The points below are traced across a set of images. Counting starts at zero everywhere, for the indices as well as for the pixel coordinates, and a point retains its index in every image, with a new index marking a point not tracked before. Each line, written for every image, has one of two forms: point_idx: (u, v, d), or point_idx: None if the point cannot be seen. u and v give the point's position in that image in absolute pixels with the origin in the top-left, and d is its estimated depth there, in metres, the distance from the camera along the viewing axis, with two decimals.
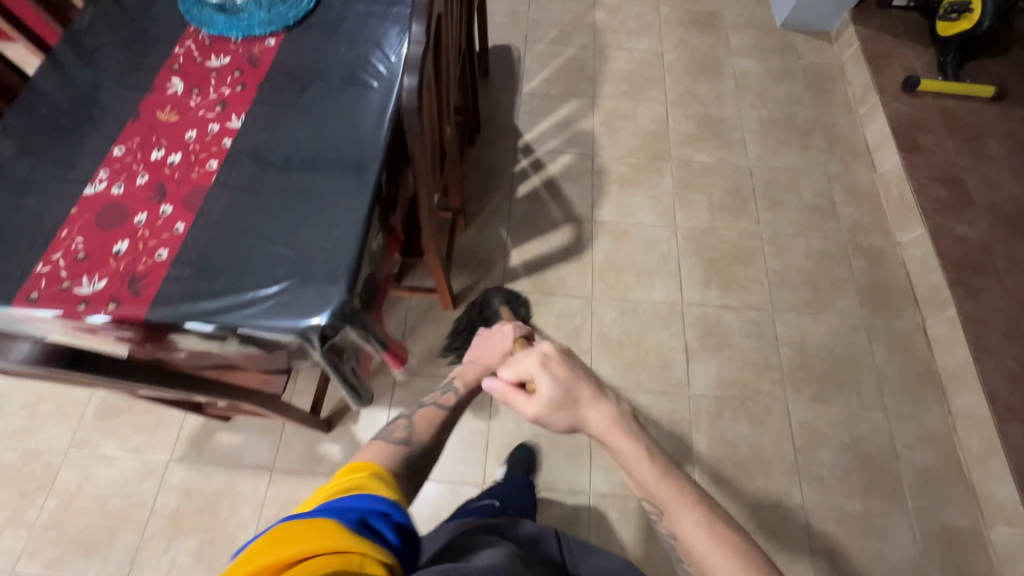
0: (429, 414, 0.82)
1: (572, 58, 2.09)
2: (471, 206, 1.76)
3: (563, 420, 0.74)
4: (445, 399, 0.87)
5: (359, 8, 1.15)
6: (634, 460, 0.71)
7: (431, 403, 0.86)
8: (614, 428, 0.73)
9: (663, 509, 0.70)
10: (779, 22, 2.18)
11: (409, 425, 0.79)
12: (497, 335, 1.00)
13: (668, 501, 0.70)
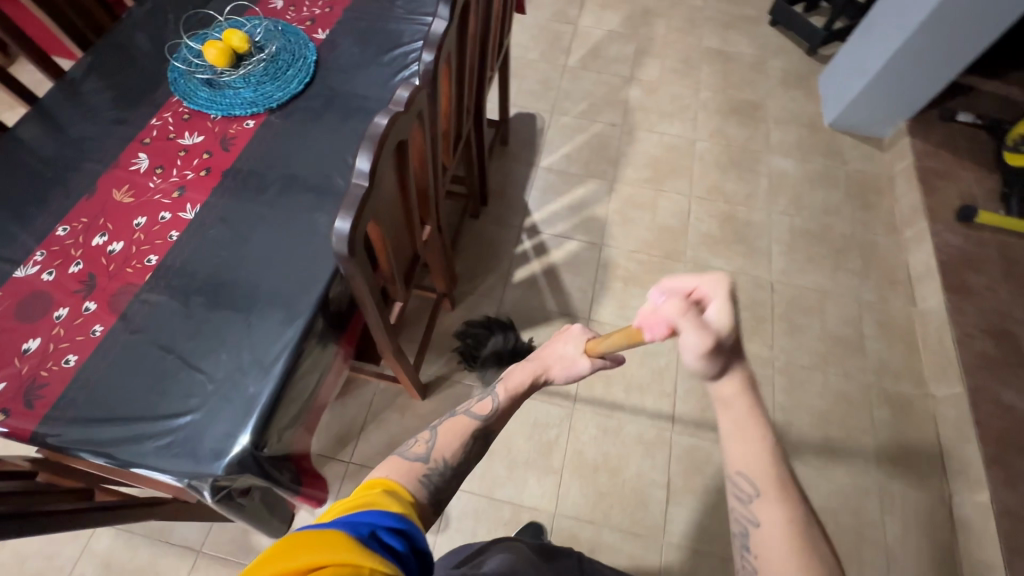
0: (454, 429, 0.75)
1: (598, 135, 1.99)
2: (463, 285, 1.66)
3: (715, 368, 0.57)
4: (479, 408, 0.77)
5: (349, 96, 1.08)
6: (745, 432, 0.57)
7: (463, 412, 0.77)
8: (741, 398, 0.58)
9: (759, 492, 0.55)
10: (827, 121, 2.03)
11: (432, 440, 0.73)
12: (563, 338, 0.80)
13: (769, 484, 0.55)
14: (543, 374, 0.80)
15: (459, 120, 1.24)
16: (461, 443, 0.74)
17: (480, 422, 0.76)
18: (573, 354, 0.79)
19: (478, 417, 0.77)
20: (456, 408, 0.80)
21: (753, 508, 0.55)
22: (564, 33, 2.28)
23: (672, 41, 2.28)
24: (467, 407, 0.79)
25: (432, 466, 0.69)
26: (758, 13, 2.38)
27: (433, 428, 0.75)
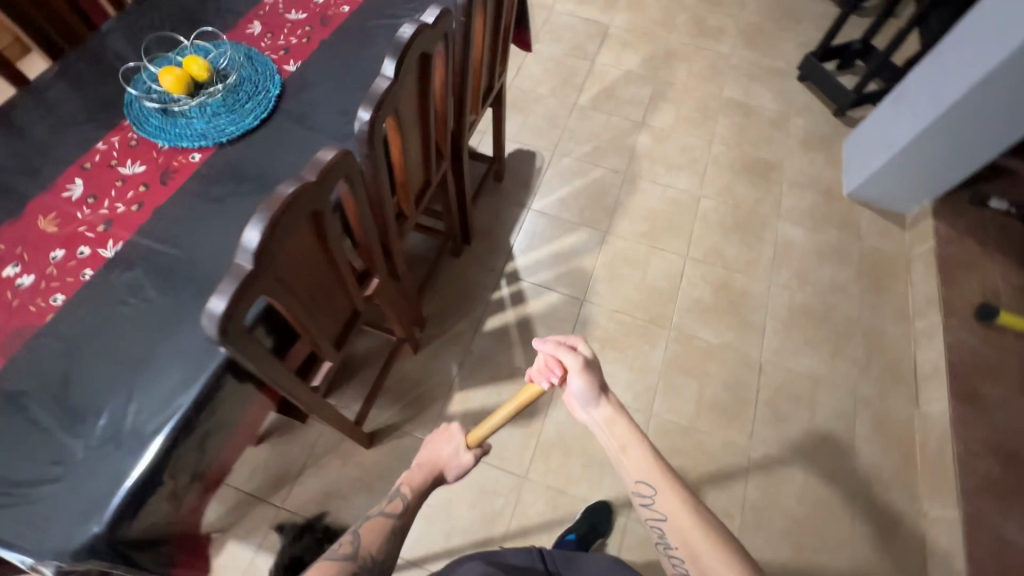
0: (379, 524, 0.84)
1: (598, 181, 1.90)
2: (430, 328, 1.59)
3: (596, 392, 0.82)
4: (392, 505, 0.87)
5: (304, 136, 1.03)
6: (630, 448, 0.79)
7: (376, 513, 0.86)
8: (619, 416, 0.82)
9: (656, 488, 0.76)
10: (846, 190, 1.90)
11: (355, 540, 0.82)
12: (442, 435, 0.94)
13: (660, 479, 0.76)
14: (438, 472, 0.93)
15: (426, 168, 1.18)
16: (384, 537, 0.83)
17: (396, 516, 0.86)
18: (457, 447, 0.94)
19: (393, 516, 0.86)
20: (371, 510, 0.88)
21: (655, 505, 0.75)
22: (580, 69, 2.20)
23: (691, 88, 2.18)
24: (379, 507, 0.88)
25: (362, 560, 0.78)
26: (787, 66, 2.26)
27: (354, 528, 0.84)
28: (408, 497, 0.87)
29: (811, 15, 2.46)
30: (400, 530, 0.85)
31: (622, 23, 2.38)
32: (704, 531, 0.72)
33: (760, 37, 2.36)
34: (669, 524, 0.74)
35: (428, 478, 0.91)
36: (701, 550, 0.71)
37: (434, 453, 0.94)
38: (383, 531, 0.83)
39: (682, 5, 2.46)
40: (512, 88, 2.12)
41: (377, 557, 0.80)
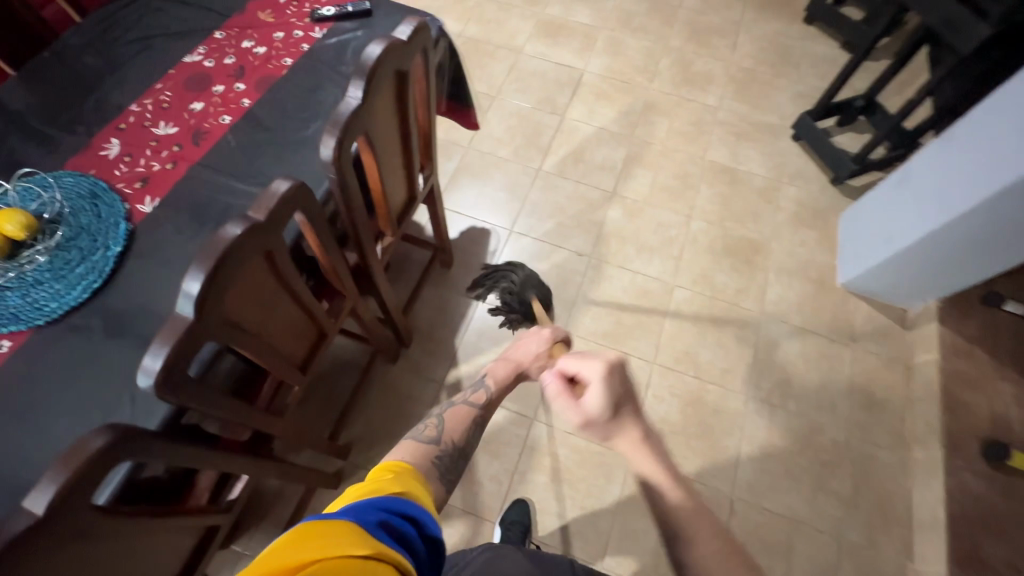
0: (461, 414, 0.85)
1: (559, 265, 1.69)
2: (357, 454, 1.40)
3: (599, 436, 0.76)
4: (476, 397, 0.89)
5: (143, 315, 0.83)
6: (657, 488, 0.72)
7: (463, 402, 0.88)
8: (637, 450, 0.75)
9: (681, 532, 0.70)
10: (841, 279, 1.68)
11: (440, 423, 0.83)
12: (531, 336, 0.96)
13: (692, 527, 0.70)
14: (523, 368, 0.92)
15: (322, 324, 0.96)
16: (465, 426, 0.84)
17: (479, 406, 0.87)
18: (539, 353, 0.93)
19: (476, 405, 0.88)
20: (454, 400, 0.89)
21: (679, 548, 0.70)
22: (547, 127, 1.98)
23: (672, 148, 1.95)
24: (464, 397, 0.90)
25: (445, 444, 0.79)
26: (779, 123, 2.02)
27: (441, 412, 0.86)
28: (492, 391, 0.88)
29: (810, 60, 2.21)
30: (480, 422, 0.87)
31: (598, 69, 2.14)
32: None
33: (751, 86, 2.12)
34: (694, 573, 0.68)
35: (512, 375, 0.91)
36: None
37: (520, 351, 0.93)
38: (464, 421, 0.84)
39: (666, 47, 2.21)
40: (470, 150, 1.91)
41: (460, 444, 0.81)
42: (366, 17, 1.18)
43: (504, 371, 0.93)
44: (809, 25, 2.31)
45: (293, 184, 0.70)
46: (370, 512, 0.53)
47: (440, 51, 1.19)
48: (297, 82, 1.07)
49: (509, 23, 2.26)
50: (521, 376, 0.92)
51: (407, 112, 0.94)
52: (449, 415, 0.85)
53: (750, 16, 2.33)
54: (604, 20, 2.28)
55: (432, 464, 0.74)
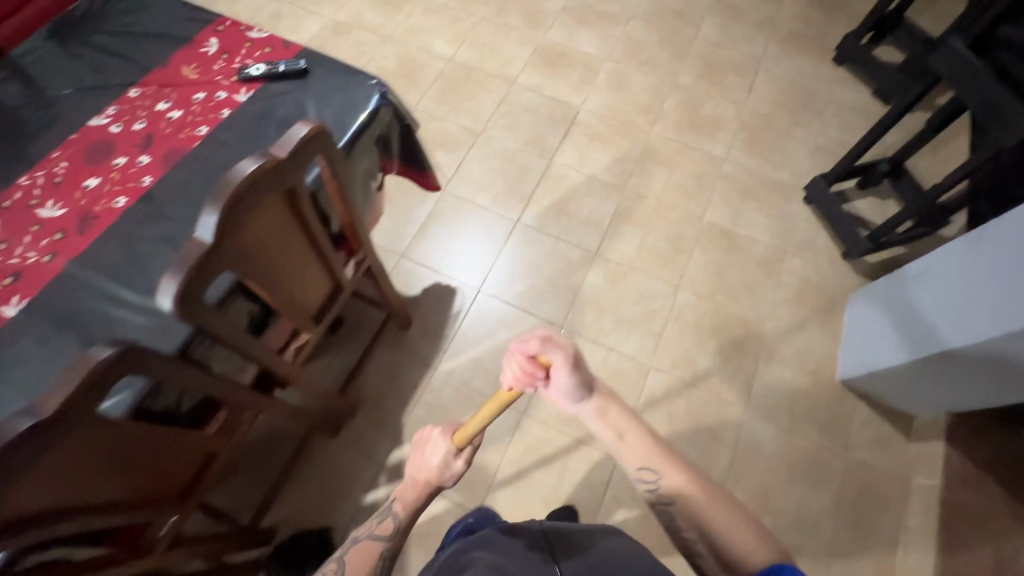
0: (365, 550, 0.79)
1: (527, 335, 1.55)
2: (283, 539, 1.30)
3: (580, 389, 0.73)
4: (382, 527, 0.81)
5: None
6: (627, 434, 0.74)
7: (366, 536, 0.81)
8: (610, 402, 0.75)
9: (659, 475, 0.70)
10: (842, 375, 1.49)
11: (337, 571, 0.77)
12: (423, 445, 0.83)
13: (660, 462, 0.71)
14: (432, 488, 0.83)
15: (208, 450, 0.88)
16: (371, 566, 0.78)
17: (385, 540, 0.80)
18: (443, 460, 0.81)
19: (382, 537, 0.81)
20: (358, 533, 0.83)
21: (662, 490, 0.70)
22: (533, 171, 1.82)
23: (668, 204, 1.77)
24: (369, 528, 0.82)
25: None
26: (792, 181, 1.82)
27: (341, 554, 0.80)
28: (398, 518, 0.81)
29: (835, 108, 1.98)
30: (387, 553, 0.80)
31: (596, 107, 1.96)
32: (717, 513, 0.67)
33: (765, 135, 1.91)
34: (683, 501, 0.68)
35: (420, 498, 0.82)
36: (735, 532, 0.64)
37: (420, 469, 0.82)
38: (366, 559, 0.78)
39: (674, 84, 2.01)
40: (446, 194, 1.77)
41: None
42: (301, 78, 1.04)
43: (412, 493, 0.83)
44: (838, 66, 2.07)
45: (115, 351, 0.59)
46: None
47: (378, 119, 1.04)
48: (207, 158, 0.94)
49: (505, 49, 2.09)
50: (434, 490, 0.83)
51: (311, 220, 0.80)
52: (349, 559, 0.79)
53: (772, 53, 2.10)
54: (609, 50, 2.09)
55: None
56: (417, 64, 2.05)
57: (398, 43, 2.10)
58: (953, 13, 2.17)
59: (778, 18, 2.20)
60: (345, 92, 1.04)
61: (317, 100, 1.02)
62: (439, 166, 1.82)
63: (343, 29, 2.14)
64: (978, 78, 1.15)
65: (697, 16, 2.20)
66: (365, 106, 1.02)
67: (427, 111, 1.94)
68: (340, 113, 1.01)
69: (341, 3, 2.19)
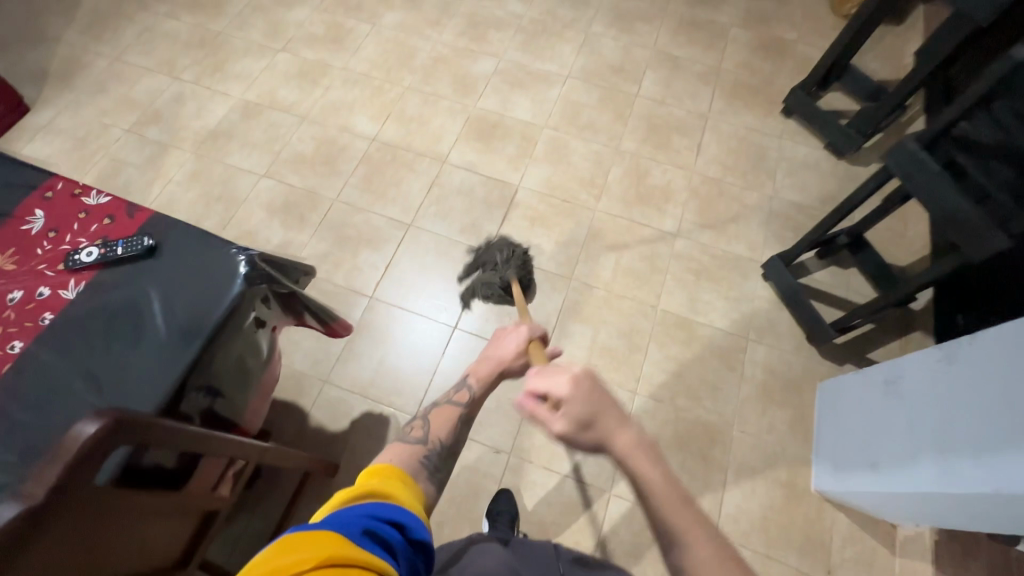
0: (446, 414, 0.95)
1: (471, 468, 1.39)
2: None
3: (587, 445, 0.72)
4: (459, 396, 0.99)
5: None
6: (649, 493, 0.67)
7: (447, 401, 0.98)
8: (635, 451, 0.70)
9: (677, 545, 0.64)
10: (818, 486, 1.36)
11: (425, 427, 0.91)
12: (510, 334, 1.08)
13: (683, 534, 0.64)
14: (502, 367, 1.05)
15: None
16: (451, 426, 0.94)
17: (463, 406, 0.98)
18: (513, 350, 1.06)
19: (459, 404, 0.99)
20: (438, 400, 0.99)
21: (674, 561, 0.64)
22: (469, 265, 1.66)
23: (618, 293, 1.62)
24: (448, 397, 1.00)
25: (431, 443, 0.87)
26: (748, 255, 1.69)
27: (426, 415, 0.94)
28: (473, 389, 0.99)
29: (788, 166, 1.86)
30: (466, 416, 0.97)
31: (535, 183, 1.80)
32: None
33: (716, 203, 1.78)
34: None
35: (491, 373, 1.03)
36: None
37: (496, 352, 1.06)
38: (450, 420, 0.94)
39: (618, 151, 1.87)
40: (375, 300, 1.59)
41: (445, 442, 0.89)
42: (148, 258, 0.86)
43: (486, 370, 1.04)
44: (786, 118, 1.96)
45: None
46: (356, 521, 0.57)
47: (245, 302, 0.87)
48: (18, 390, 0.75)
49: (434, 121, 1.92)
50: (501, 371, 1.05)
51: (131, 500, 0.63)
52: (433, 419, 0.94)
53: (718, 108, 1.98)
54: (546, 116, 1.94)
55: (421, 464, 0.81)
56: (337, 145, 1.86)
57: (315, 123, 1.90)
58: (898, 54, 2.09)
59: (721, 67, 2.08)
60: (203, 274, 0.86)
61: (168, 288, 0.84)
62: (365, 268, 1.64)
63: (253, 109, 1.93)
64: (938, 186, 1.05)
65: (638, 70, 2.06)
66: (226, 292, 0.85)
67: (350, 201, 1.75)
68: (195, 304, 0.84)
69: (250, 80, 1.99)
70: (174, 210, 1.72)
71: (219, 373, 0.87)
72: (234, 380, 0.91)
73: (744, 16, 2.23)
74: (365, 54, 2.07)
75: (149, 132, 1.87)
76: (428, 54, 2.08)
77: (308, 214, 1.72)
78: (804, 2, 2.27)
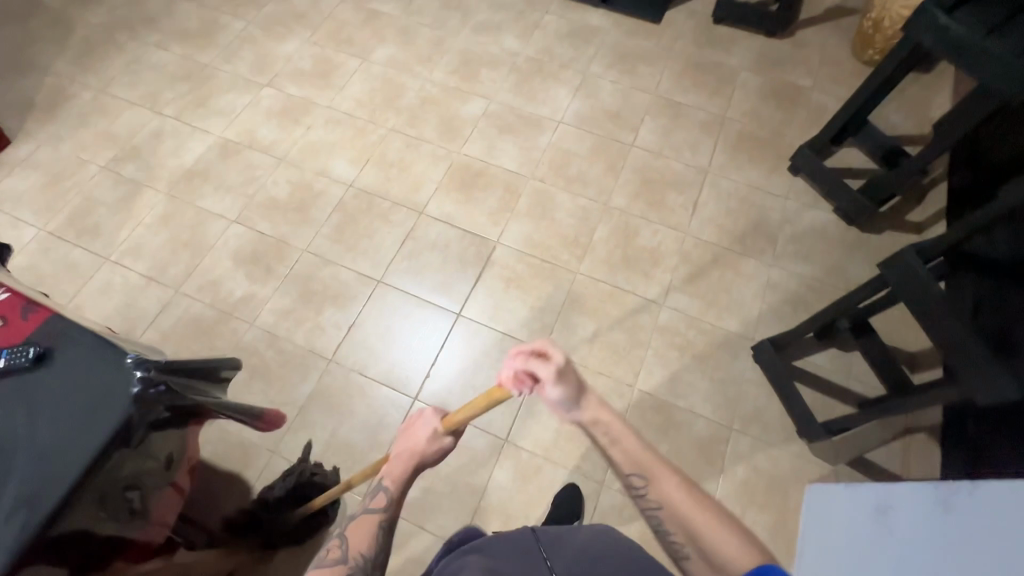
0: (365, 527, 0.77)
1: (417, 560, 1.29)
2: None
3: (571, 402, 0.72)
4: (376, 500, 0.80)
5: None
6: (621, 439, 0.71)
7: (363, 510, 0.79)
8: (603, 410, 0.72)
9: (648, 479, 0.69)
10: None
11: (342, 545, 0.77)
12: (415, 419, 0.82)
13: (652, 468, 0.70)
14: (421, 458, 0.81)
15: None
16: (371, 536, 0.77)
17: (383, 512, 0.79)
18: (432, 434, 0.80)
19: (378, 509, 0.79)
20: (353, 510, 0.81)
21: (649, 498, 0.69)
22: (436, 329, 1.56)
23: (594, 368, 1.50)
24: (364, 504, 0.81)
25: (351, 563, 0.74)
26: (739, 331, 1.56)
27: (341, 531, 0.78)
28: (392, 491, 0.79)
29: (791, 230, 1.71)
30: (391, 522, 0.79)
31: (514, 240, 1.70)
32: (706, 513, 0.66)
33: (708, 270, 1.65)
34: (669, 507, 0.68)
35: (409, 469, 0.80)
36: (727, 544, 0.63)
37: (409, 443, 0.81)
38: (370, 531, 0.77)
39: (606, 207, 1.75)
40: (334, 364, 1.51)
41: (367, 558, 0.75)
42: (33, 371, 0.79)
43: (401, 466, 0.81)
44: (793, 175, 1.82)
45: None
46: None
47: (133, 427, 0.78)
48: None
49: (414, 167, 1.83)
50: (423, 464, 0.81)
51: None
52: (349, 534, 0.78)
53: (719, 161, 1.85)
54: (533, 166, 1.83)
55: None
56: (312, 191, 1.79)
57: (293, 165, 1.84)
58: (924, 106, 1.92)
59: (727, 116, 1.94)
60: (90, 393, 0.78)
61: (48, 407, 0.77)
62: (328, 328, 1.56)
63: (231, 148, 1.87)
64: (941, 308, 0.93)
65: (635, 116, 1.94)
66: (109, 418, 0.77)
67: (320, 253, 1.68)
68: (71, 430, 0.76)
69: (232, 117, 1.94)
70: (140, 255, 1.68)
71: (100, 499, 0.80)
72: (122, 497, 0.84)
73: (755, 59, 2.08)
74: (350, 92, 2.00)
75: (126, 170, 1.83)
76: (416, 93, 2.00)
77: (275, 265, 1.65)
78: (823, 45, 2.11)
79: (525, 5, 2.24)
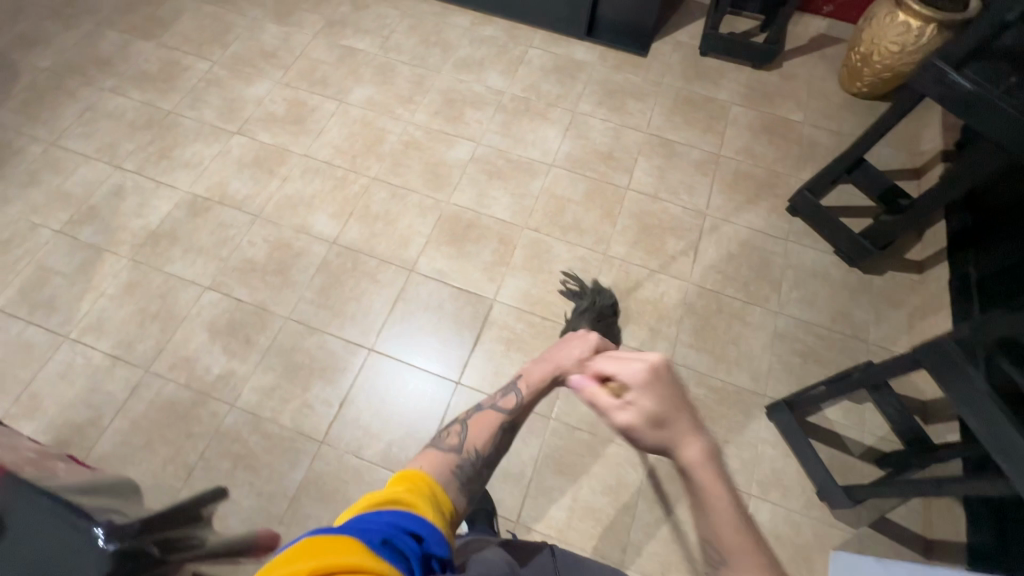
0: (489, 422, 0.87)
1: None
2: None
3: (651, 443, 0.64)
4: (505, 402, 0.92)
5: None
6: (711, 505, 0.59)
7: (490, 406, 0.91)
8: (702, 461, 0.61)
9: (722, 560, 0.58)
10: None
11: (463, 431, 0.84)
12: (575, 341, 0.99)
13: (735, 552, 0.58)
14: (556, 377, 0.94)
15: None
16: (493, 432, 0.86)
17: (508, 412, 0.90)
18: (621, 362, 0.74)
19: (505, 409, 0.91)
20: (483, 404, 0.92)
21: None
22: (437, 399, 1.46)
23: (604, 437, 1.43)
24: (493, 402, 0.92)
25: (468, 451, 0.80)
26: (751, 388, 1.50)
27: (464, 420, 0.87)
28: (522, 396, 0.92)
29: (795, 275, 1.68)
30: (507, 424, 0.89)
31: (512, 296, 1.61)
32: None
33: (714, 322, 1.59)
34: None
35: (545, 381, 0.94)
36: None
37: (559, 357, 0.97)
38: (492, 427, 0.86)
39: (605, 256, 1.69)
40: (326, 445, 1.40)
41: (481, 451, 0.81)
42: None
43: (539, 376, 0.96)
44: (792, 217, 1.78)
45: None
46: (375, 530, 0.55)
47: None
48: None
49: (401, 221, 1.73)
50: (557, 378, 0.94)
51: None
52: (472, 422, 0.87)
53: (717, 204, 1.80)
54: (526, 215, 1.75)
55: (455, 472, 0.75)
56: (292, 250, 1.67)
57: (270, 222, 1.71)
58: (915, 141, 1.91)
59: (721, 154, 1.90)
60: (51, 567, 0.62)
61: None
62: (316, 405, 1.44)
63: (201, 205, 1.74)
64: (983, 401, 0.95)
65: (629, 157, 1.88)
66: None
67: (304, 320, 1.56)
68: None
69: (200, 170, 1.80)
70: (104, 331, 1.53)
71: None
72: None
73: (745, 93, 2.04)
74: (328, 139, 1.89)
75: (83, 233, 1.68)
76: (399, 138, 1.89)
77: (256, 337, 1.53)
78: (811, 78, 2.09)
79: (508, 39, 2.16)
